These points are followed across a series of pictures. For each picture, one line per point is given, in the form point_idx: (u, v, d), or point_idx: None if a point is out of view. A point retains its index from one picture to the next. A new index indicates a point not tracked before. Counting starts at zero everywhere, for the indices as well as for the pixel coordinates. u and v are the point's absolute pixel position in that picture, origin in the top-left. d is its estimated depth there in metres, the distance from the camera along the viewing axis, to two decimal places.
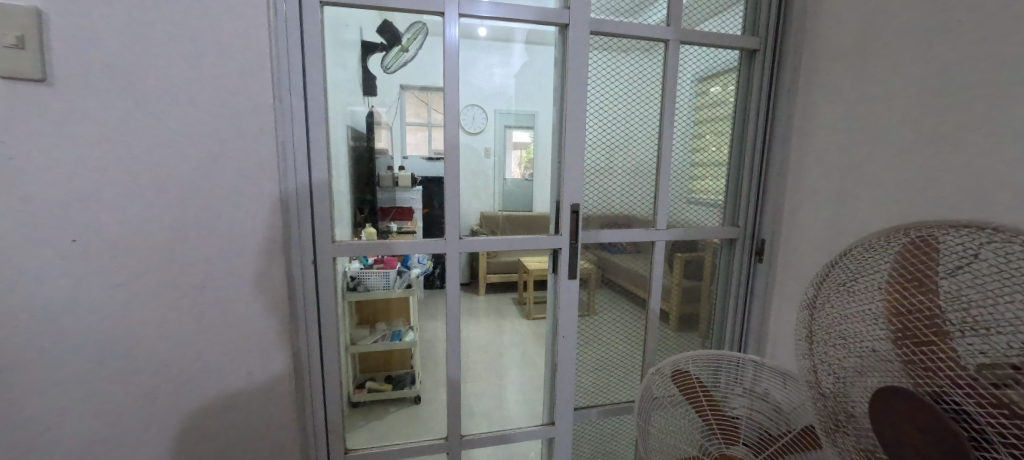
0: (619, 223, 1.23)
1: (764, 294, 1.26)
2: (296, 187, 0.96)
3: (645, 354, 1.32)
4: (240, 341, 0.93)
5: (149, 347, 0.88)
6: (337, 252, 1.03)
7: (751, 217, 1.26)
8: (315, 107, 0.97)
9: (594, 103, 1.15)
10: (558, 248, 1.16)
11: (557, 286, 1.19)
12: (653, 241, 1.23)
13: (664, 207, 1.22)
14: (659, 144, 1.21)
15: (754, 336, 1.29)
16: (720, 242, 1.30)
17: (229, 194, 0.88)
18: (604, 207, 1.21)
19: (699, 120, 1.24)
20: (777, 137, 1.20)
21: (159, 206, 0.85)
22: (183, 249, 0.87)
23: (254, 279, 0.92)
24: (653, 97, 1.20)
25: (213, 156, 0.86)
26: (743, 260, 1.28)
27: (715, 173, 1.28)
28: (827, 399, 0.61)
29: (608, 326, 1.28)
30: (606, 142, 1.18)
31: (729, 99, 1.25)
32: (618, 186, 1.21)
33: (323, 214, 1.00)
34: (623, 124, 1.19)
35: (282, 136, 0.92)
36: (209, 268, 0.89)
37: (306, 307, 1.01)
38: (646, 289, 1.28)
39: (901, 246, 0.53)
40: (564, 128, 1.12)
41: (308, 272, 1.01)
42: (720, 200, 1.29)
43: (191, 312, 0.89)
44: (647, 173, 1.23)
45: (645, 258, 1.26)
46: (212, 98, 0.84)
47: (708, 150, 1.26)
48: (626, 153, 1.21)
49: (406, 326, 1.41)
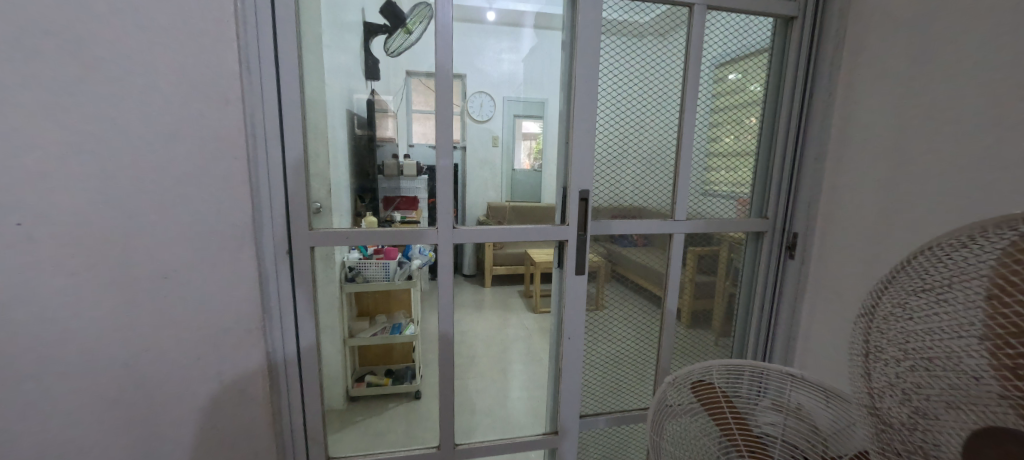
0: (632, 213, 1.07)
1: (795, 295, 1.12)
2: (267, 168, 0.85)
3: (659, 357, 1.19)
4: (210, 339, 0.85)
5: (107, 345, 0.80)
6: (315, 240, 0.91)
7: (783, 209, 1.11)
8: (289, 76, 0.85)
9: (608, 72, 0.99)
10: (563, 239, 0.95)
11: (560, 283, 0.98)
12: (669, 234, 1.08)
13: (680, 201, 1.07)
14: (679, 128, 1.05)
15: (781, 342, 1.16)
16: (745, 235, 1.15)
17: (192, 173, 0.78)
18: (617, 197, 1.06)
19: (725, 98, 1.09)
20: (816, 118, 1.05)
21: (112, 188, 0.75)
22: (140, 234, 0.78)
23: (224, 270, 0.83)
24: (674, 72, 1.04)
25: (175, 132, 0.76)
26: (772, 254, 1.13)
27: (742, 161, 1.13)
28: (891, 431, 0.50)
29: (617, 324, 1.16)
30: (620, 120, 1.03)
31: (760, 75, 1.10)
32: (633, 171, 1.06)
33: (298, 199, 0.88)
34: (641, 97, 1.03)
35: (251, 109, 0.81)
36: (173, 256, 0.80)
37: (281, 302, 0.91)
38: (660, 285, 1.15)
39: (1010, 240, 0.40)
40: (570, 108, 0.97)
41: (283, 264, 0.90)
42: (743, 194, 1.14)
43: (151, 303, 0.81)
44: (668, 162, 1.07)
45: (661, 251, 1.12)
46: (171, 65, 0.74)
47: (734, 133, 1.11)
48: (643, 138, 1.05)
49: (404, 317, 2.01)
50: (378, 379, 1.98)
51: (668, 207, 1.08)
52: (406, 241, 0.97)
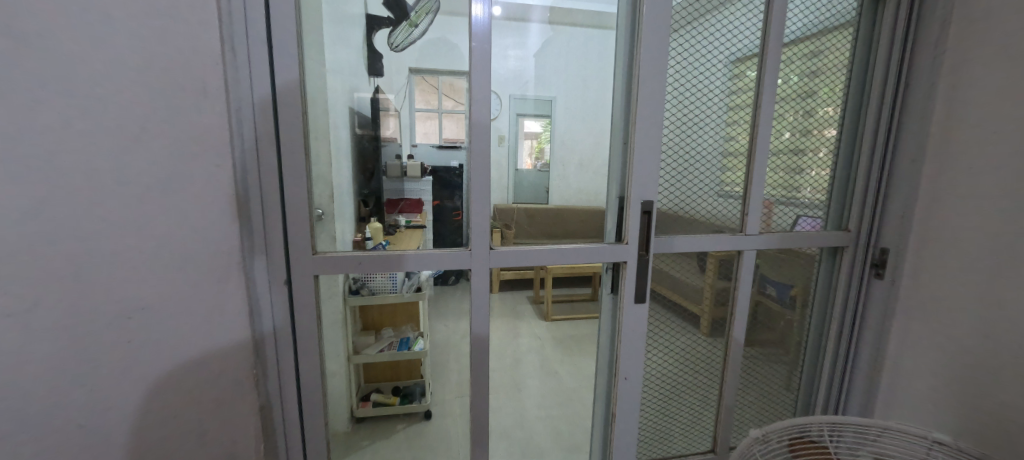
0: (692, 225, 0.89)
1: (880, 320, 0.96)
2: (257, 178, 0.67)
3: (724, 396, 0.96)
4: (177, 412, 0.62)
5: (19, 438, 0.53)
6: (320, 267, 0.73)
7: (869, 219, 0.94)
8: (287, 60, 0.66)
9: (675, 53, 0.81)
10: (621, 261, 0.77)
11: (615, 314, 0.81)
12: (738, 250, 0.88)
13: (751, 209, 0.87)
14: (753, 118, 0.85)
15: (862, 375, 1.00)
16: (820, 250, 0.99)
17: (147, 189, 0.56)
18: (678, 206, 0.89)
19: (802, 87, 0.93)
20: (913, 111, 0.88)
21: (29, 203, 0.50)
22: (61, 280, 0.53)
23: (202, 312, 0.62)
24: (744, 52, 0.85)
25: (134, 123, 0.54)
26: (854, 274, 0.96)
27: (817, 163, 0.97)
28: None
29: (671, 360, 0.95)
30: (683, 112, 0.85)
31: (841, 60, 0.94)
32: (694, 175, 0.88)
33: (297, 216, 0.70)
34: (708, 83, 0.85)
35: (235, 103, 0.63)
36: (128, 298, 0.57)
37: (277, 347, 0.72)
38: (725, 314, 0.93)
39: None
40: (631, 96, 0.75)
41: (279, 297, 0.71)
42: (816, 201, 0.98)
43: (81, 378, 0.55)
44: (737, 161, 0.88)
45: (719, 269, 0.91)
46: (124, 29, 0.52)
47: (810, 129, 0.95)
48: (704, 133, 0.87)
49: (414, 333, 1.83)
50: (385, 398, 1.78)
51: (734, 217, 0.89)
52: (434, 267, 0.77)
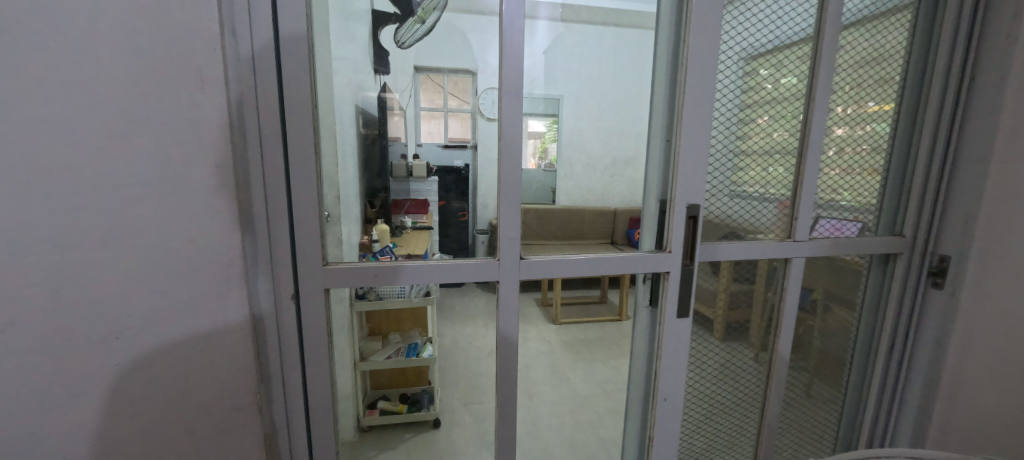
0: (737, 230, 0.81)
1: (940, 336, 0.87)
2: (261, 178, 0.58)
3: (766, 416, 0.88)
4: (171, 439, 0.55)
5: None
6: (333, 281, 0.63)
7: (927, 223, 0.86)
8: (296, 43, 0.57)
9: (726, 38, 0.73)
10: (664, 272, 0.69)
11: (653, 328, 0.74)
12: (786, 258, 0.80)
13: (782, 214, 0.81)
14: (806, 111, 0.78)
15: (919, 393, 0.91)
16: (871, 258, 0.91)
17: (139, 189, 0.49)
18: (722, 209, 0.80)
19: (856, 78, 0.85)
20: (983, 103, 0.80)
21: (16, 206, 0.45)
22: (49, 288, 0.48)
23: (202, 331, 0.54)
24: (798, 39, 0.77)
25: (127, 116, 0.48)
26: (908, 282, 0.89)
27: (870, 161, 0.89)
28: None
29: (713, 377, 0.87)
30: (731, 105, 0.77)
31: (899, 48, 0.86)
32: (741, 174, 0.80)
33: (304, 220, 0.61)
34: (758, 73, 0.77)
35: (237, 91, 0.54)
36: (119, 316, 0.50)
37: (283, 369, 0.63)
38: (767, 318, 0.86)
39: None
40: (676, 90, 0.68)
41: (287, 316, 0.62)
42: (862, 205, 0.89)
43: (71, 397, 0.50)
44: (786, 159, 0.80)
45: (758, 276, 0.84)
46: (115, 9, 0.46)
47: (863, 124, 0.87)
48: (752, 128, 0.79)
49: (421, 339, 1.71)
50: (393, 406, 1.65)
51: (783, 224, 0.81)
52: (458, 280, 0.68)
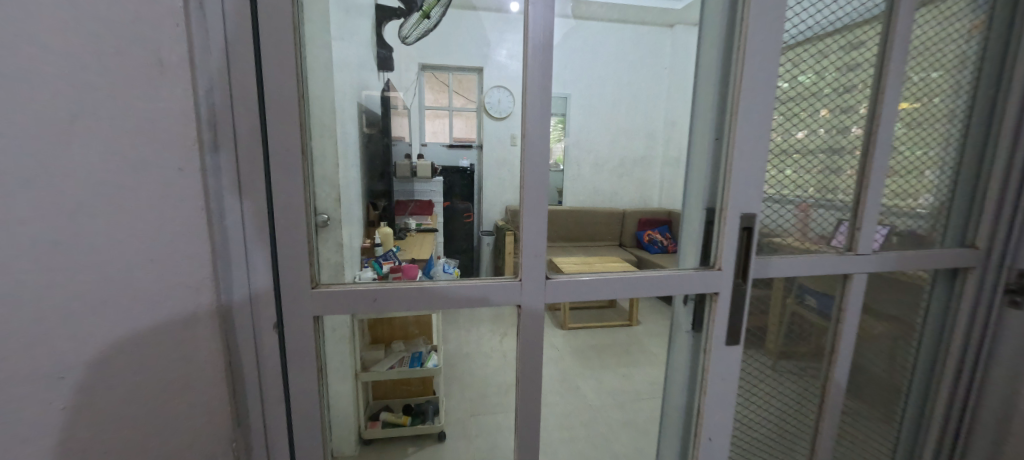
0: (791, 240, 0.71)
1: (1017, 364, 0.75)
2: (236, 180, 0.47)
3: (817, 449, 0.78)
4: None
5: None
6: (321, 307, 0.51)
7: (1007, 233, 0.75)
8: (277, 18, 0.46)
9: (793, 18, 0.63)
10: (713, 292, 0.59)
11: (697, 356, 0.65)
12: (845, 274, 0.70)
13: (815, 219, 0.72)
14: (872, 105, 0.68)
15: (992, 428, 0.78)
16: (936, 271, 0.81)
17: (69, 198, 0.37)
18: (777, 215, 0.70)
19: (925, 66, 0.75)
20: None
21: None
22: None
23: (162, 377, 0.44)
24: (870, 18, 0.67)
25: (49, 105, 0.35)
26: (980, 301, 0.78)
27: (935, 161, 0.79)
28: None
29: (757, 406, 0.78)
30: (793, 95, 0.67)
31: (972, 33, 0.76)
32: (800, 176, 0.70)
33: (288, 232, 0.50)
34: (823, 59, 0.68)
35: (202, 74, 0.43)
36: (39, 371, 0.37)
37: (265, 408, 0.53)
38: (826, 349, 0.76)
39: None
40: (729, 83, 0.57)
41: (268, 349, 0.51)
42: (889, 206, 0.78)
43: None
44: (844, 159, 0.71)
45: (810, 296, 0.75)
46: None
47: (929, 119, 0.77)
48: (813, 123, 0.69)
49: (426, 347, 1.58)
50: (395, 417, 1.59)
51: (808, 229, 0.72)
52: (475, 304, 0.56)
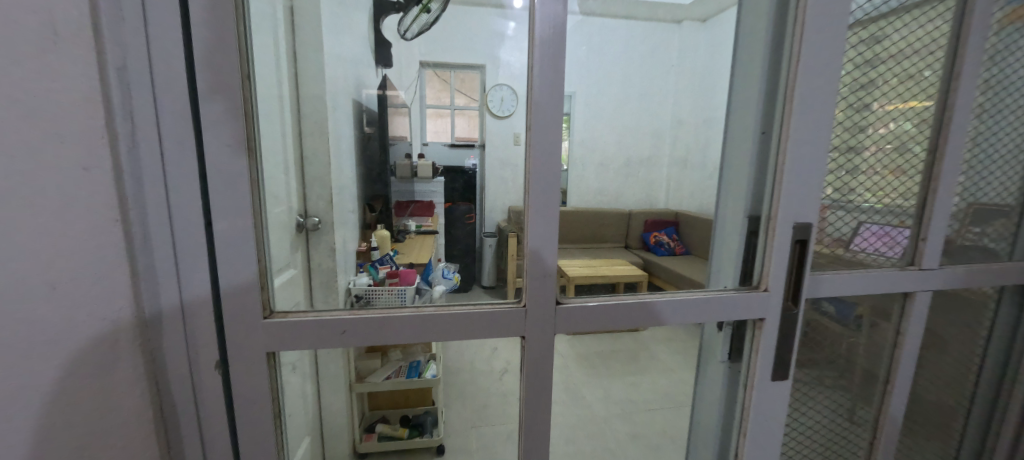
0: (847, 252, 0.60)
1: None
2: (160, 183, 0.36)
3: None
4: None
5: None
6: (276, 342, 0.41)
7: None
8: None
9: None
10: (760, 316, 0.49)
11: (735, 390, 0.55)
12: (907, 292, 0.60)
13: (857, 228, 0.60)
14: (943, 97, 0.57)
15: None
16: (1006, 288, 0.69)
17: None
18: (836, 224, 0.59)
19: (1004, 54, 0.65)
20: None
21: None
22: None
23: (66, 442, 0.34)
24: None
25: None
26: None
27: (1012, 163, 0.68)
28: None
29: (801, 437, 0.69)
30: (859, 83, 0.57)
31: None
32: (861, 177, 0.60)
33: (229, 248, 0.38)
34: (896, 40, 0.57)
35: (111, 45, 0.33)
36: None
37: None
38: (836, 352, 0.67)
39: None
40: (783, 63, 0.47)
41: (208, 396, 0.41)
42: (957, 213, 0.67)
43: None
44: (906, 156, 0.59)
45: (859, 316, 0.65)
46: None
47: (1008, 115, 0.67)
48: (880, 115, 0.59)
49: (424, 358, 1.31)
50: (393, 430, 1.44)
51: (826, 231, 0.59)
52: (470, 334, 0.45)
